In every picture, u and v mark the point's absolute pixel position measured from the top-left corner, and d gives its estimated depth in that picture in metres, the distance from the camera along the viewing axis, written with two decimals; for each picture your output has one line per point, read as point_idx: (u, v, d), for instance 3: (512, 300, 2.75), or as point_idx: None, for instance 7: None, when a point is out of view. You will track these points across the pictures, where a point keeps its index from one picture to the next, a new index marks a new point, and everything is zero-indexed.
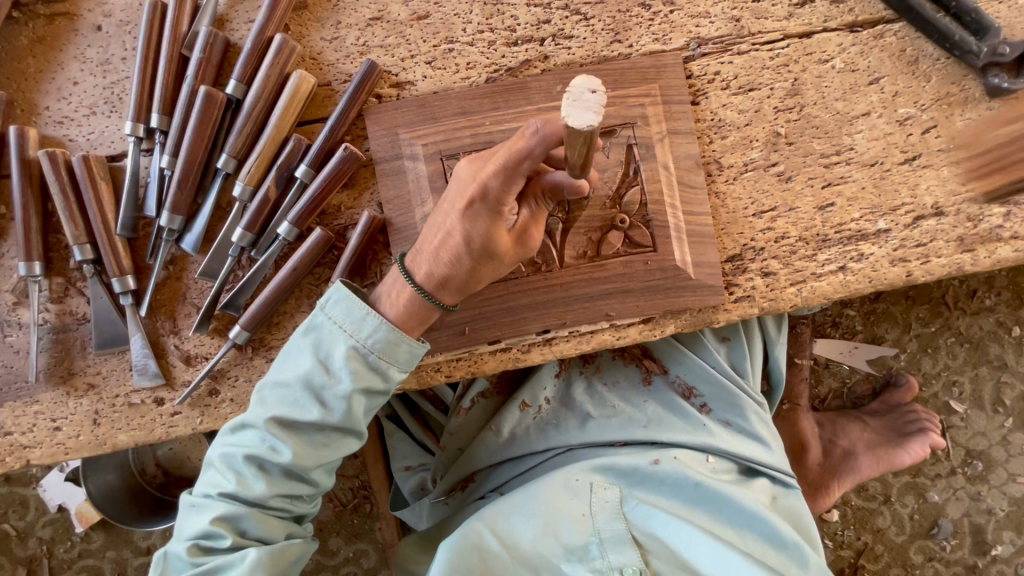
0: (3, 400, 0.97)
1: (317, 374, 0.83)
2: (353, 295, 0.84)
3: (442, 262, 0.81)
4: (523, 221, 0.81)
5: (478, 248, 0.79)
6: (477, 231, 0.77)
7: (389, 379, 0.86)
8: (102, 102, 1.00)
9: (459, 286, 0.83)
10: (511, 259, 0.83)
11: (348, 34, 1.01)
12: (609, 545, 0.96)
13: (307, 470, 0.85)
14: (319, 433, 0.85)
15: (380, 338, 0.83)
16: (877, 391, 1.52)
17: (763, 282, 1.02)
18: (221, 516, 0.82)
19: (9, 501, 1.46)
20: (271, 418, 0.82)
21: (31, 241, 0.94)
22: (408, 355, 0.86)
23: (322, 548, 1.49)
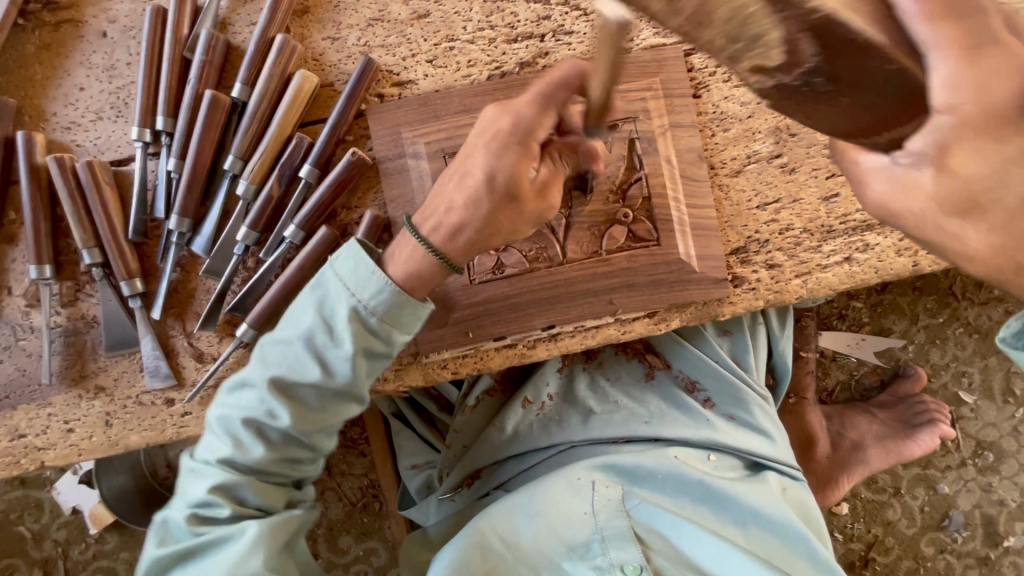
0: (17, 403, 0.98)
1: (320, 333, 0.83)
2: (364, 255, 0.83)
3: (460, 205, 0.80)
4: (543, 177, 0.81)
5: (501, 188, 0.78)
6: (502, 167, 0.77)
7: (390, 343, 0.85)
8: (108, 108, 1.01)
9: (472, 232, 0.81)
10: (530, 214, 0.82)
11: (350, 35, 1.01)
12: (611, 543, 0.96)
13: (307, 435, 0.85)
14: (322, 396, 0.85)
15: (385, 301, 0.82)
16: (886, 382, 1.51)
17: (768, 274, 1.01)
18: (218, 484, 0.83)
19: (24, 504, 1.48)
20: (271, 379, 0.82)
21: (42, 245, 0.95)
22: (410, 317, 0.84)
23: (333, 546, 1.50)
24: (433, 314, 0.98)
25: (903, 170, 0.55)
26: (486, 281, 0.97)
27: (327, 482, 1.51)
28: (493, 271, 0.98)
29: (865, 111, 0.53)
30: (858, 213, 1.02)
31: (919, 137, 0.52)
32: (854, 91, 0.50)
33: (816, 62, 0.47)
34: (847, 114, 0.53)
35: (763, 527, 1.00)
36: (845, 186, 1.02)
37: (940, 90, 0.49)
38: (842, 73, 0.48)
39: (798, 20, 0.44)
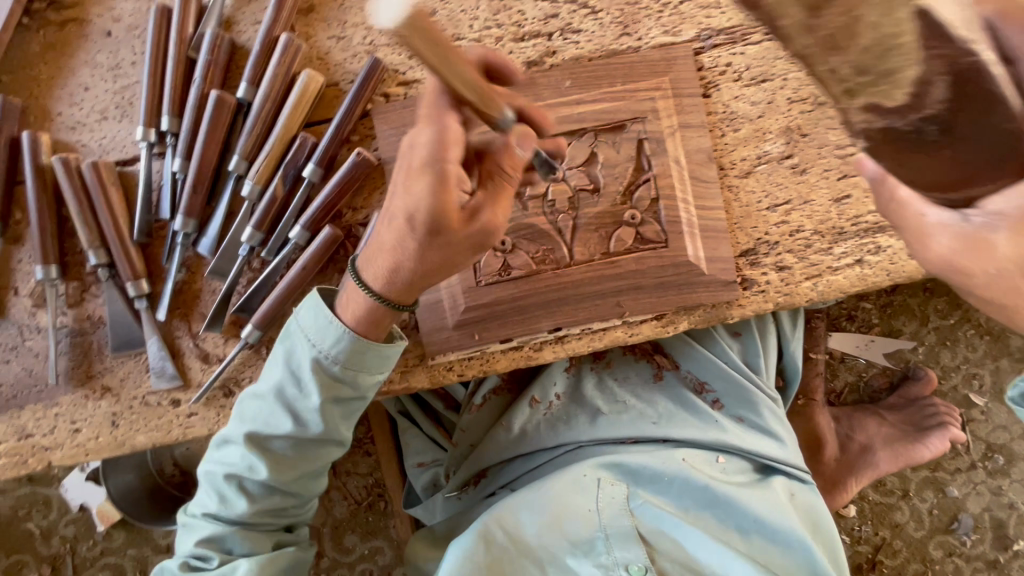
0: (24, 403, 0.98)
1: (289, 385, 0.83)
2: (323, 306, 0.83)
3: (389, 250, 0.76)
4: (474, 202, 0.73)
5: (422, 224, 0.71)
6: (419, 202, 0.70)
7: (357, 387, 0.84)
8: (113, 107, 1.00)
9: (407, 278, 0.77)
10: (464, 242, 0.74)
11: (355, 34, 1.00)
12: (615, 541, 0.95)
13: (287, 483, 0.86)
14: (297, 446, 0.85)
15: (344, 349, 0.82)
16: (895, 385, 1.49)
17: (778, 276, 1.00)
18: (208, 537, 0.86)
19: (33, 500, 1.49)
20: (246, 434, 0.84)
21: (48, 245, 0.95)
22: (376, 359, 0.83)
23: (338, 545, 1.51)
24: (439, 316, 0.97)
25: (974, 229, 0.63)
26: (493, 282, 0.97)
27: (332, 481, 1.51)
28: (499, 273, 0.97)
29: (957, 165, 0.63)
30: (870, 214, 1.00)
31: (1003, 201, 0.62)
32: (958, 143, 0.61)
33: (939, 109, 0.58)
34: (939, 166, 0.64)
35: (766, 535, 0.98)
36: (857, 186, 1.00)
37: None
38: (955, 124, 0.59)
39: (940, 62, 0.56)
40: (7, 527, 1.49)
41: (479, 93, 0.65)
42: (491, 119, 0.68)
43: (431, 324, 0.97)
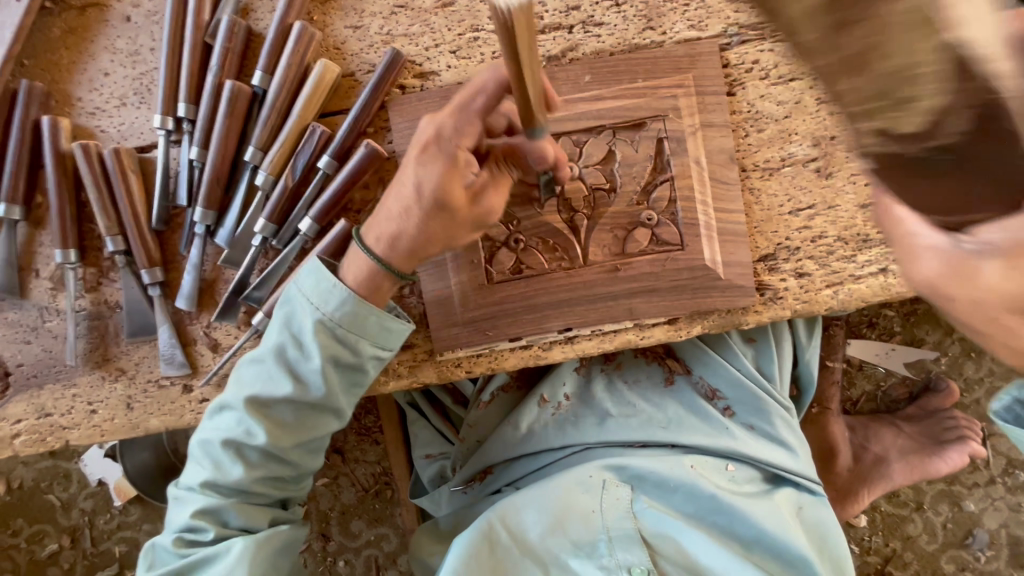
0: (44, 383, 1.01)
1: (290, 347, 0.83)
2: (324, 269, 0.83)
3: (393, 218, 0.78)
4: (481, 181, 0.76)
5: (429, 197, 0.74)
6: (428, 177, 0.73)
7: (360, 351, 0.84)
8: (132, 94, 1.01)
9: (409, 247, 0.79)
10: (465, 220, 0.77)
11: (372, 23, 0.99)
12: (618, 544, 0.94)
13: (284, 451, 0.85)
14: (296, 412, 0.85)
15: (347, 311, 0.82)
16: (914, 396, 1.45)
17: (797, 283, 0.97)
18: (203, 509, 0.84)
19: (54, 473, 1.54)
20: (244, 399, 0.83)
21: (67, 230, 0.97)
22: (379, 326, 0.84)
23: (345, 530, 1.53)
24: (450, 313, 0.97)
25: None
26: (504, 280, 0.96)
27: (341, 468, 1.53)
28: (511, 272, 0.96)
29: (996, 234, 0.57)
30: None
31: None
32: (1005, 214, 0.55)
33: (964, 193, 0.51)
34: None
35: (772, 548, 0.97)
36: None
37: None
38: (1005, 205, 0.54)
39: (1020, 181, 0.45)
40: (29, 498, 1.54)
41: (535, 105, 0.62)
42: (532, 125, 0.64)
43: (440, 320, 0.97)
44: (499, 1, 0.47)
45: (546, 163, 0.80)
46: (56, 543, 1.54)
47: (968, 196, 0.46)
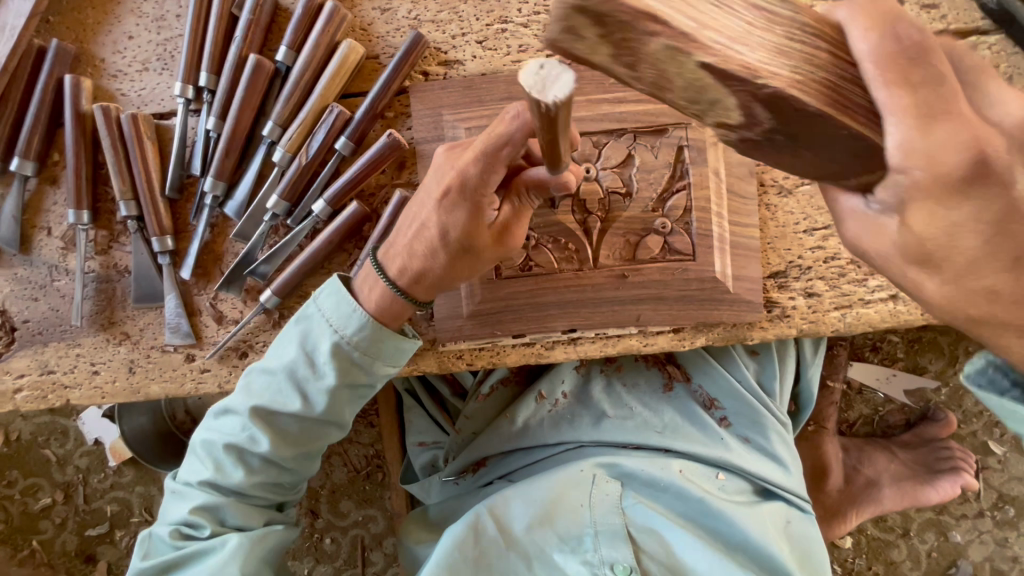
0: (48, 340, 1.02)
1: (302, 364, 0.82)
2: (346, 291, 0.83)
3: (416, 255, 0.79)
4: (504, 217, 0.77)
5: (455, 242, 0.76)
6: (455, 223, 0.74)
7: (371, 374, 0.84)
8: (155, 59, 1.00)
9: (432, 281, 0.81)
10: (490, 255, 0.80)
11: (400, 7, 0.98)
12: (603, 539, 0.94)
13: (286, 459, 0.85)
14: (303, 425, 0.85)
15: (365, 336, 0.82)
16: (911, 422, 1.45)
17: (806, 302, 0.97)
18: (202, 506, 0.84)
19: (51, 429, 1.55)
20: (253, 407, 0.83)
21: (82, 190, 0.97)
22: (393, 350, 0.84)
23: (334, 509, 1.55)
24: (455, 305, 0.96)
25: (873, 215, 0.52)
26: (511, 277, 0.95)
27: (335, 447, 1.54)
28: (520, 268, 0.96)
29: (825, 165, 0.52)
30: None
31: (883, 190, 0.49)
32: (813, 146, 0.50)
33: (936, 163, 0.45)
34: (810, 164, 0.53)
35: (756, 556, 0.96)
36: None
37: (896, 150, 0.45)
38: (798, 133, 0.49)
39: (752, 95, 0.46)
40: (25, 451, 1.56)
41: (561, 151, 0.62)
42: (556, 166, 0.66)
43: (445, 310, 0.97)
44: (544, 96, 0.47)
45: (566, 188, 0.74)
46: (49, 498, 1.56)
47: (828, 164, 0.52)
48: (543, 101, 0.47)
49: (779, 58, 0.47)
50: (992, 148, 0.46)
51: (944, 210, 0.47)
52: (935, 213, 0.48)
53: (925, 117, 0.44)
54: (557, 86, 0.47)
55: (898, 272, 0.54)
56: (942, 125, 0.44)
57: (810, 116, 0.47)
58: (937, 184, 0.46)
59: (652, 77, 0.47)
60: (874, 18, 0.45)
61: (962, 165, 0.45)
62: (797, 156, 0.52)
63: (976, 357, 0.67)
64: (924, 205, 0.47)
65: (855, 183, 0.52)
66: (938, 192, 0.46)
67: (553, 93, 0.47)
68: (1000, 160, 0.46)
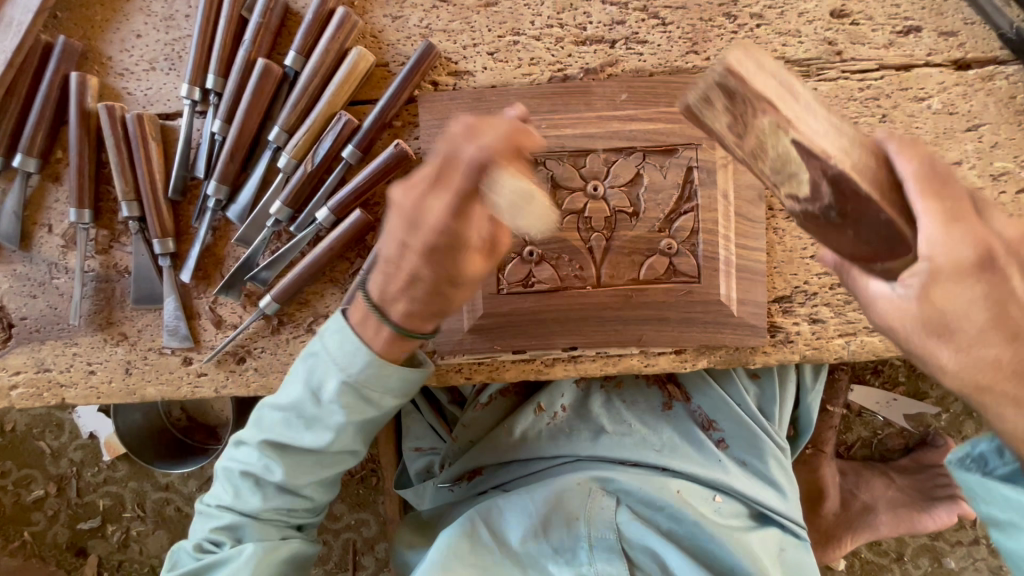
0: (45, 338, 1.01)
1: (311, 396, 0.80)
2: (346, 329, 0.78)
3: (417, 295, 0.73)
4: (486, 231, 0.76)
5: (455, 275, 0.71)
6: (453, 256, 0.69)
7: (380, 405, 0.80)
8: (162, 59, 0.99)
9: (434, 316, 0.76)
10: (485, 275, 0.77)
11: (412, 15, 0.97)
12: (598, 553, 0.92)
13: (299, 488, 0.83)
14: (315, 458, 0.83)
15: (370, 371, 0.77)
16: (910, 447, 1.44)
17: (809, 328, 0.96)
18: (221, 526, 0.84)
19: (46, 421, 1.55)
20: (266, 436, 0.82)
21: (84, 189, 0.96)
22: (400, 381, 0.79)
23: (327, 511, 1.54)
24: (456, 317, 0.95)
25: (897, 296, 0.60)
26: (514, 292, 0.94)
27: None
28: (523, 284, 0.95)
29: (863, 243, 0.61)
30: None
31: (906, 274, 0.58)
32: (856, 225, 0.59)
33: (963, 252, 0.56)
34: (849, 241, 0.62)
35: None
36: None
37: (925, 241, 0.56)
38: (848, 210, 0.59)
39: (819, 167, 0.57)
40: (19, 442, 1.56)
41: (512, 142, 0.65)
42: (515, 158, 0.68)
43: (446, 323, 0.96)
44: (509, 115, 0.64)
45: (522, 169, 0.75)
46: (42, 490, 1.56)
47: (865, 243, 0.61)
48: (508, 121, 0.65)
49: (850, 155, 0.57)
50: (993, 247, 0.56)
51: (959, 287, 0.56)
52: (951, 290, 0.57)
53: (948, 220, 0.56)
54: (512, 102, 0.63)
55: (918, 344, 0.60)
56: (960, 226, 0.56)
57: (867, 202, 0.57)
58: (952, 265, 0.56)
59: (755, 146, 0.60)
60: (914, 149, 0.58)
61: (975, 253, 0.56)
62: (842, 233, 0.61)
63: (976, 442, 0.72)
64: (943, 284, 0.57)
65: (882, 269, 0.62)
66: (955, 272, 0.56)
67: (511, 111, 0.63)
68: (1003, 255, 0.57)
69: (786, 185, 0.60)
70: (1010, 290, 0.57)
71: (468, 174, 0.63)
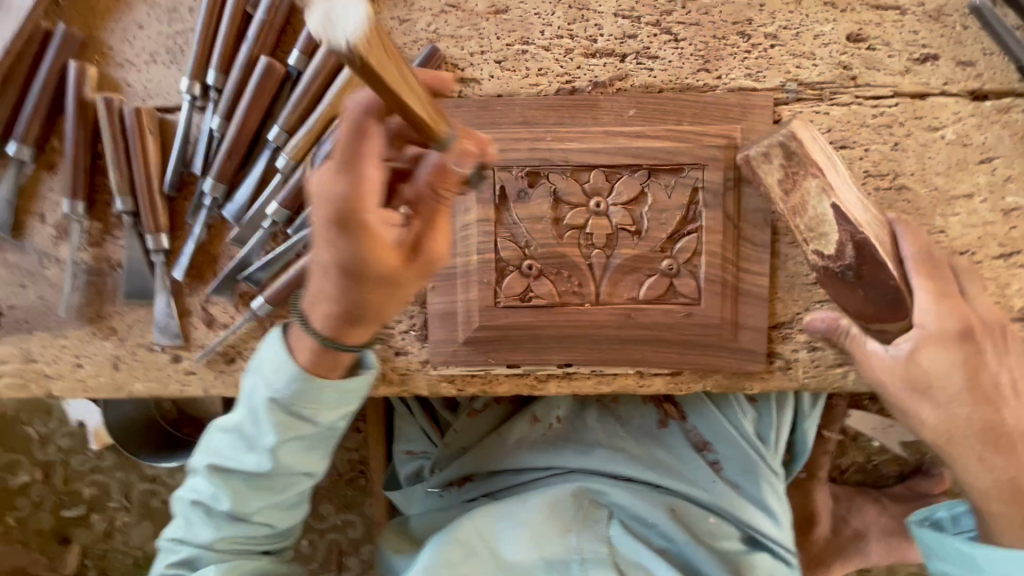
0: (33, 329, 0.99)
1: (248, 419, 0.79)
2: (279, 344, 0.78)
3: (333, 296, 0.70)
4: (414, 230, 0.69)
5: (365, 274, 0.66)
6: (356, 252, 0.65)
7: (316, 423, 0.79)
8: (163, 51, 0.98)
9: (357, 321, 0.73)
10: (410, 280, 0.70)
11: (420, 18, 0.95)
12: (590, 566, 0.91)
13: (250, 515, 0.83)
14: (260, 485, 0.81)
15: (299, 388, 0.76)
16: (904, 475, 1.43)
17: (809, 356, 0.94)
18: (178, 560, 0.85)
19: (34, 407, 1.53)
20: (210, 463, 0.82)
21: (79, 181, 0.94)
22: (335, 397, 0.78)
23: (313, 511, 1.53)
24: (450, 328, 0.94)
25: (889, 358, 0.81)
26: (511, 306, 0.93)
27: None
28: (520, 298, 0.93)
29: (867, 302, 0.82)
30: None
31: (902, 341, 0.80)
32: (866, 286, 0.81)
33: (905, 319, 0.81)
34: (857, 300, 0.83)
35: None
36: None
37: (925, 314, 0.80)
38: (865, 275, 0.81)
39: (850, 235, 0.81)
40: (6, 427, 1.54)
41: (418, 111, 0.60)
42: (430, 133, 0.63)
43: (441, 334, 0.95)
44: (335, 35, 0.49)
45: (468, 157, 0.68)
46: (28, 476, 1.55)
47: (872, 303, 0.82)
48: (337, 42, 0.49)
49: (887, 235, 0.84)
50: (975, 327, 0.79)
51: (931, 352, 0.78)
52: (920, 356, 0.79)
53: (942, 299, 0.80)
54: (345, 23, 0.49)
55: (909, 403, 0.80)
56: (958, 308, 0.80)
57: (880, 269, 0.81)
58: (943, 335, 0.79)
59: (795, 202, 0.83)
60: (916, 238, 0.83)
61: (959, 326, 0.79)
62: (854, 291, 0.83)
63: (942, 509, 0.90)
64: (928, 350, 0.79)
65: (879, 330, 0.83)
66: (937, 342, 0.79)
67: (343, 30, 0.48)
68: (978, 330, 0.79)
69: (816, 241, 0.83)
70: (982, 363, 0.78)
71: (352, 133, 0.61)
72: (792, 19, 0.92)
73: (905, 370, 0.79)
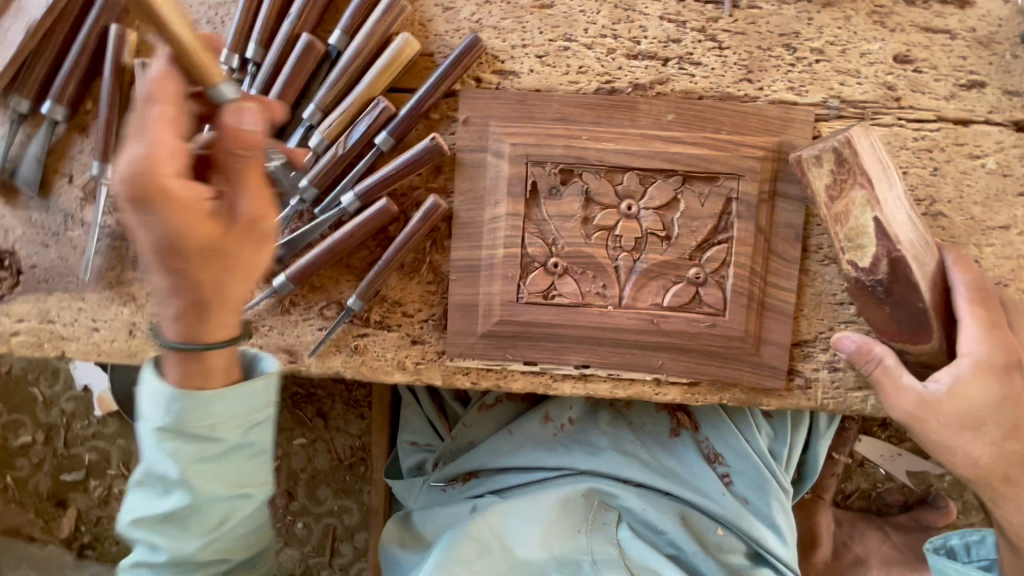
0: (52, 289, 0.99)
1: (149, 463, 0.74)
2: (147, 379, 0.72)
3: (168, 289, 0.66)
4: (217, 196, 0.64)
5: (178, 247, 0.62)
6: (159, 222, 0.60)
7: (218, 437, 0.74)
8: (204, 21, 0.97)
9: (198, 312, 0.68)
10: (230, 248, 0.65)
11: (463, 7, 0.94)
12: (601, 567, 0.96)
13: (198, 557, 0.78)
14: (189, 525, 0.76)
15: (181, 408, 0.71)
16: (909, 505, 1.40)
17: (830, 376, 0.93)
18: None
19: (41, 367, 1.53)
20: (132, 521, 0.77)
21: (110, 144, 0.94)
22: (227, 405, 0.73)
23: (311, 494, 1.52)
24: (470, 321, 0.93)
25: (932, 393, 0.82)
26: (533, 303, 0.92)
27: (322, 433, 1.51)
28: (542, 295, 0.92)
29: (893, 319, 0.84)
30: None
31: (946, 373, 0.82)
32: (895, 305, 0.84)
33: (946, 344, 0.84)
34: (884, 320, 0.85)
35: None
36: None
37: (974, 345, 0.82)
38: (895, 291, 0.83)
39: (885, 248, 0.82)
40: (12, 386, 1.54)
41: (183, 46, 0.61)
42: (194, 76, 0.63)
43: (458, 325, 0.94)
44: None
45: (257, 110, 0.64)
46: (30, 436, 1.55)
47: (901, 324, 0.84)
48: None
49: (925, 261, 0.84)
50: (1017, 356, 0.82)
51: (976, 383, 0.81)
52: (964, 386, 0.81)
53: (990, 327, 0.82)
54: None
55: (947, 436, 0.83)
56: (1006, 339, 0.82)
57: (909, 289, 0.82)
58: (989, 367, 0.81)
59: (838, 210, 0.83)
60: (965, 265, 0.85)
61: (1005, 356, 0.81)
62: (881, 308, 0.85)
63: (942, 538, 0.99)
64: (973, 380, 0.81)
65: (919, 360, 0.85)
66: (983, 372, 0.81)
67: None
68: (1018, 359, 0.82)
69: (852, 252, 0.84)
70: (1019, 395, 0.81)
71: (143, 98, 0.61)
72: (839, 36, 0.91)
73: (946, 405, 0.81)
